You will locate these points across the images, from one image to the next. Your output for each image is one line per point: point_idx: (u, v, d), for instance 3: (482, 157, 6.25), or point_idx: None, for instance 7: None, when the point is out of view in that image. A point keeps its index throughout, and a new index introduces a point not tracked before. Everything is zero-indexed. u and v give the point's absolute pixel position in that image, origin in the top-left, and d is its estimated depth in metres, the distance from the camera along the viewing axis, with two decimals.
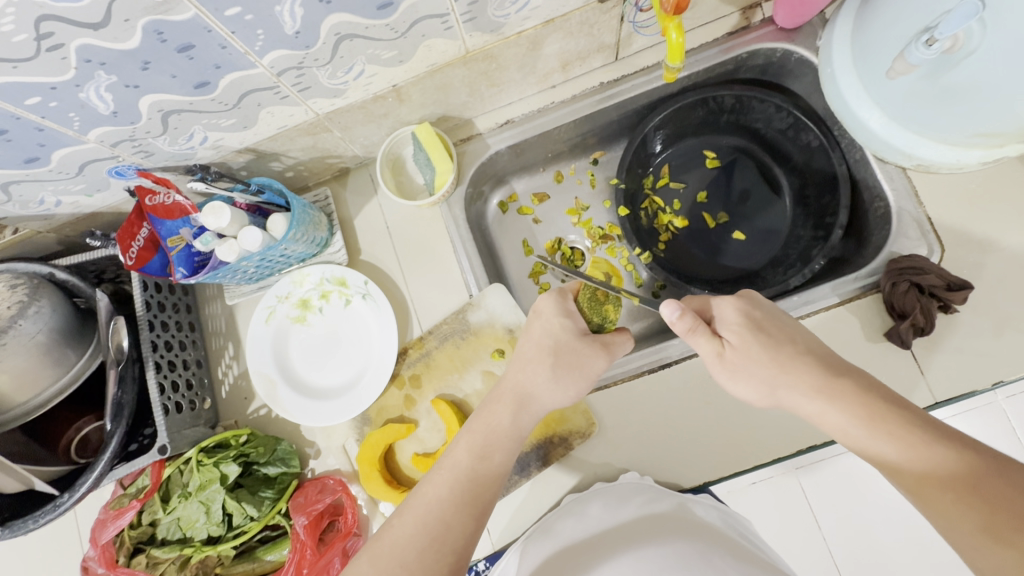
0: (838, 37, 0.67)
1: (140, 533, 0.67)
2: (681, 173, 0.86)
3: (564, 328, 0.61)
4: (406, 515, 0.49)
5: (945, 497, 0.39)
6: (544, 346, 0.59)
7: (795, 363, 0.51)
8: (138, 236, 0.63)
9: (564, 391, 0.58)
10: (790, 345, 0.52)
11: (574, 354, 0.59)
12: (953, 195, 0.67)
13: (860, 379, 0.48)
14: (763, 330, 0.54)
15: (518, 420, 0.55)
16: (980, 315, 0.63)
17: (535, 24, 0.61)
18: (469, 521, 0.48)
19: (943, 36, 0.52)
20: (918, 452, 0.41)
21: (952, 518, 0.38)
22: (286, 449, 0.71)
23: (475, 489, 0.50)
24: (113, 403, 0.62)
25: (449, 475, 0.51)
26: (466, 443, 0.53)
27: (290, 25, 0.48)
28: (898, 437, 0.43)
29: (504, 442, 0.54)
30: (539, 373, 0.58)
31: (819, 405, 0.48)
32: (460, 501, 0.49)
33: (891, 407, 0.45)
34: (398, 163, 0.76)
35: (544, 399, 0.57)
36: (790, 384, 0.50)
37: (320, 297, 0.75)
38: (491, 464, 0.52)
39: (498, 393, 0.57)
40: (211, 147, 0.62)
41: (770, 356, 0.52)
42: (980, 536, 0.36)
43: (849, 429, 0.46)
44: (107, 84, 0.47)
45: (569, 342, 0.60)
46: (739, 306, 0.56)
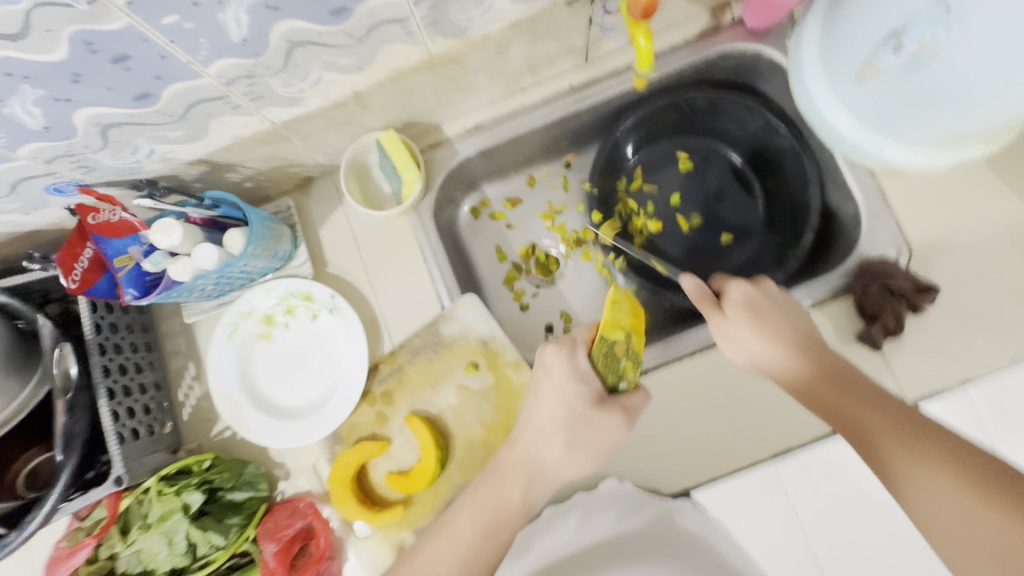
0: (807, 38, 0.66)
1: (97, 568, 0.63)
2: (654, 175, 0.85)
3: (579, 395, 0.55)
4: (426, 563, 0.50)
5: (888, 440, 0.42)
6: (556, 418, 0.55)
7: (780, 337, 0.53)
8: (82, 258, 0.59)
9: (577, 466, 0.55)
10: (780, 330, 0.53)
11: (588, 425, 0.54)
12: (919, 196, 0.67)
13: (829, 359, 0.51)
14: (759, 312, 0.55)
15: (527, 497, 0.53)
16: (948, 314, 0.64)
17: (501, 28, 0.59)
18: (497, 545, 0.51)
19: (910, 41, 0.53)
20: (864, 403, 0.45)
21: (895, 456, 0.42)
22: (253, 472, 0.67)
23: (475, 569, 0.49)
24: (63, 435, 0.59)
25: (451, 550, 0.50)
26: (471, 515, 0.52)
27: (236, 33, 0.45)
28: (852, 393, 0.47)
29: (511, 519, 0.52)
30: (550, 448, 0.54)
31: (796, 379, 0.50)
32: (483, 530, 0.51)
33: (851, 368, 0.49)
34: (363, 171, 0.73)
35: (555, 474, 0.54)
36: (777, 355, 0.52)
37: (285, 312, 0.72)
38: (499, 541, 0.51)
39: (504, 466, 0.54)
40: (159, 159, 0.58)
41: (764, 334, 0.53)
42: (926, 473, 0.40)
43: (811, 381, 0.49)
44: (34, 98, 0.44)
45: (583, 412, 0.54)
46: (745, 288, 0.57)
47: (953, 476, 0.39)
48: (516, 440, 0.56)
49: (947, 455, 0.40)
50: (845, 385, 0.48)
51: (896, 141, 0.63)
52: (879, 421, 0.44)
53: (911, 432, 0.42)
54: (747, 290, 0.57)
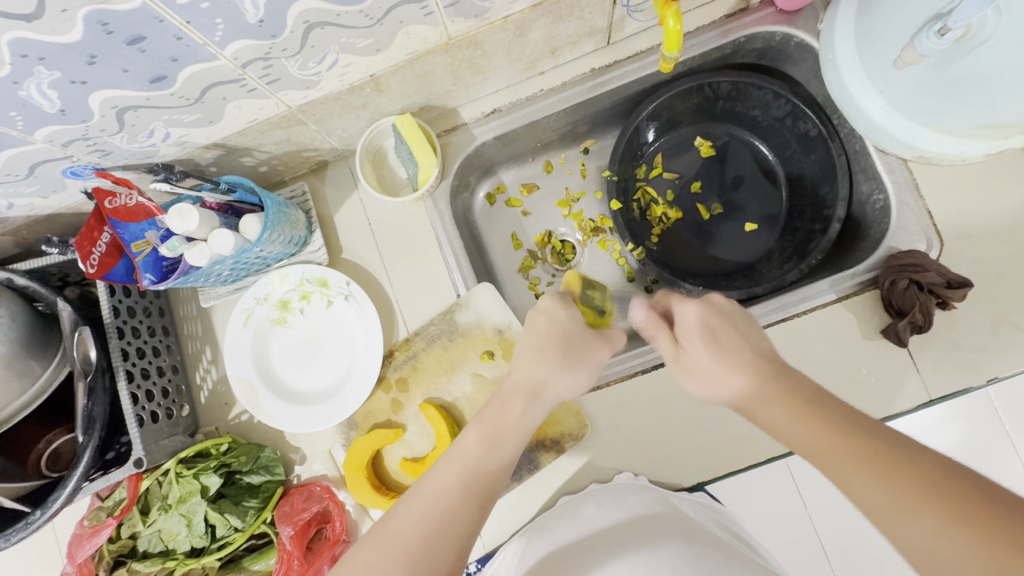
0: (840, 20, 0.62)
1: (120, 546, 0.65)
2: (674, 162, 0.83)
3: (569, 316, 0.61)
4: (413, 502, 0.45)
5: (865, 480, 0.34)
6: (552, 334, 0.59)
7: (741, 365, 0.47)
8: (100, 242, 0.59)
9: (577, 378, 0.57)
10: (738, 352, 0.48)
11: (582, 343, 0.59)
12: (953, 187, 0.65)
13: (791, 380, 0.44)
14: (716, 338, 0.50)
15: (529, 411, 0.53)
16: (978, 311, 0.62)
17: (522, 8, 0.57)
18: (474, 511, 0.45)
19: (957, 25, 0.52)
20: (819, 436, 0.38)
21: (872, 499, 0.33)
22: (270, 457, 0.68)
23: (481, 479, 0.46)
24: (84, 416, 0.59)
25: (458, 464, 0.47)
26: (477, 431, 0.50)
27: (253, 13, 0.43)
28: (815, 424, 0.39)
29: (515, 433, 0.51)
30: (550, 361, 0.56)
31: (746, 396, 0.45)
32: (467, 492, 0.46)
33: (812, 396, 0.41)
34: (378, 156, 0.72)
35: (556, 387, 0.56)
36: (724, 378, 0.47)
37: (300, 298, 0.72)
38: (502, 452, 0.49)
39: (510, 385, 0.55)
40: (175, 143, 0.58)
41: (716, 360, 0.49)
42: (897, 514, 0.32)
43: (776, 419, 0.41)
44: (50, 81, 0.43)
45: (575, 330, 0.60)
46: (700, 310, 0.54)
47: (904, 493, 0.32)
48: (513, 369, 0.57)
49: (925, 492, 0.32)
50: (806, 418, 0.39)
51: (928, 127, 0.58)
52: (847, 454, 0.36)
53: (880, 466, 0.34)
54: (698, 312, 0.54)
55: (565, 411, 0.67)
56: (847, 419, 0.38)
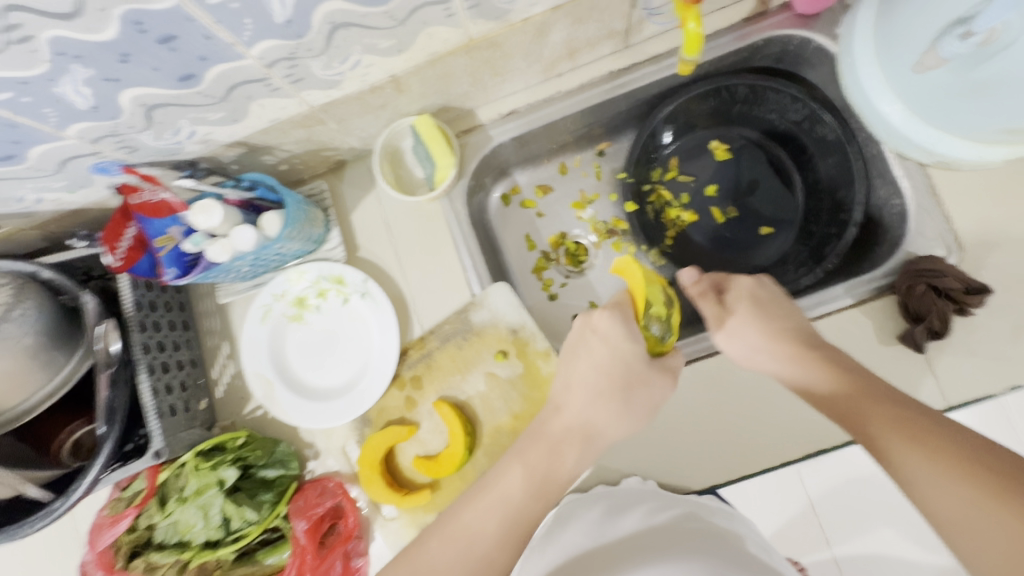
0: (861, 22, 0.61)
1: (137, 537, 0.65)
2: (689, 165, 0.83)
3: (636, 355, 0.56)
4: (445, 542, 0.48)
5: (904, 450, 0.40)
6: (615, 377, 0.56)
7: (782, 335, 0.55)
8: (125, 236, 0.60)
9: (628, 422, 0.56)
10: (783, 322, 0.56)
11: (643, 381, 0.56)
12: (972, 193, 0.64)
13: (830, 354, 0.51)
14: (762, 308, 0.58)
15: (581, 457, 0.54)
16: (997, 317, 0.61)
17: (542, 11, 0.58)
18: (512, 559, 0.48)
19: (982, 28, 0.53)
20: (877, 413, 0.43)
21: (910, 469, 0.39)
22: (285, 451, 0.69)
23: (523, 526, 0.49)
24: (104, 407, 0.59)
25: (501, 507, 0.49)
26: (522, 477, 0.51)
27: (280, 13, 0.44)
28: (866, 398, 0.45)
29: (561, 483, 0.52)
30: (607, 407, 0.55)
31: (787, 368, 0.53)
32: (507, 539, 0.48)
33: (866, 379, 0.47)
34: (396, 156, 0.73)
35: (607, 433, 0.56)
36: (771, 352, 0.55)
37: (317, 295, 0.73)
38: (548, 502, 0.50)
39: (557, 429, 0.55)
40: (199, 141, 0.59)
41: (763, 327, 0.56)
42: (933, 481, 0.37)
43: (841, 400, 0.47)
44: (84, 78, 0.44)
45: (639, 369, 0.56)
46: (750, 285, 0.61)
47: (932, 465, 0.38)
48: (565, 406, 0.57)
49: (961, 462, 0.37)
50: (860, 397, 0.46)
51: (953, 134, 0.57)
52: (888, 426, 0.42)
53: (923, 440, 0.40)
54: (749, 285, 0.61)
55: None
56: (890, 395, 0.45)
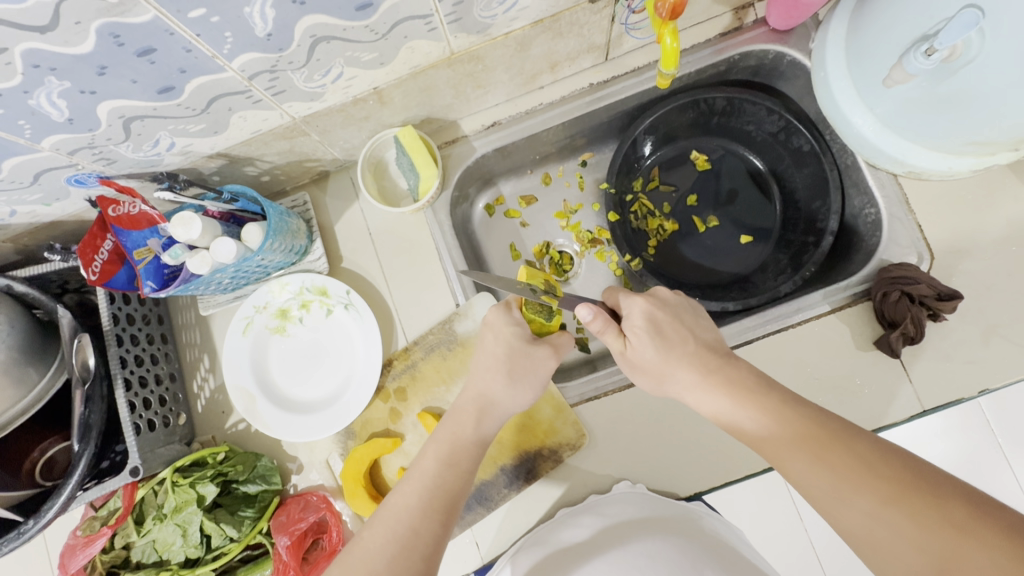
0: (833, 38, 0.65)
1: (113, 557, 0.64)
2: (670, 175, 0.85)
3: (516, 336, 0.59)
4: (376, 526, 0.46)
5: (800, 467, 0.40)
6: (499, 357, 0.57)
7: (682, 359, 0.50)
8: (102, 249, 0.59)
9: (523, 395, 0.57)
10: (681, 346, 0.51)
11: (527, 359, 0.58)
12: (943, 201, 0.66)
13: (736, 372, 0.48)
14: (662, 331, 0.52)
15: (482, 428, 0.54)
16: (969, 322, 0.63)
17: (523, 25, 0.59)
18: (438, 527, 0.46)
19: (943, 46, 0.52)
20: (779, 433, 0.42)
21: (808, 484, 0.39)
22: (267, 466, 0.68)
23: (443, 496, 0.48)
24: (80, 424, 0.59)
25: (418, 483, 0.49)
26: (433, 451, 0.51)
27: (262, 27, 0.45)
28: (764, 411, 0.44)
29: (470, 450, 0.52)
30: (495, 381, 0.56)
31: (699, 396, 0.49)
32: (426, 507, 0.47)
33: (763, 391, 0.45)
34: (380, 167, 0.73)
35: (505, 405, 0.56)
36: (675, 377, 0.50)
37: (300, 306, 0.72)
38: (461, 471, 0.50)
39: (459, 406, 0.56)
40: (179, 152, 0.58)
41: (662, 356, 0.51)
42: (833, 497, 0.38)
43: (759, 435, 0.44)
44: (60, 90, 0.44)
45: (522, 347, 0.58)
46: (646, 307, 0.53)
47: (827, 481, 0.38)
48: (465, 384, 0.57)
49: (856, 475, 0.37)
50: (768, 417, 0.44)
51: (919, 146, 0.62)
52: (785, 444, 0.41)
53: (819, 455, 0.39)
54: (646, 307, 0.53)
55: (563, 421, 0.67)
56: (790, 405, 0.44)
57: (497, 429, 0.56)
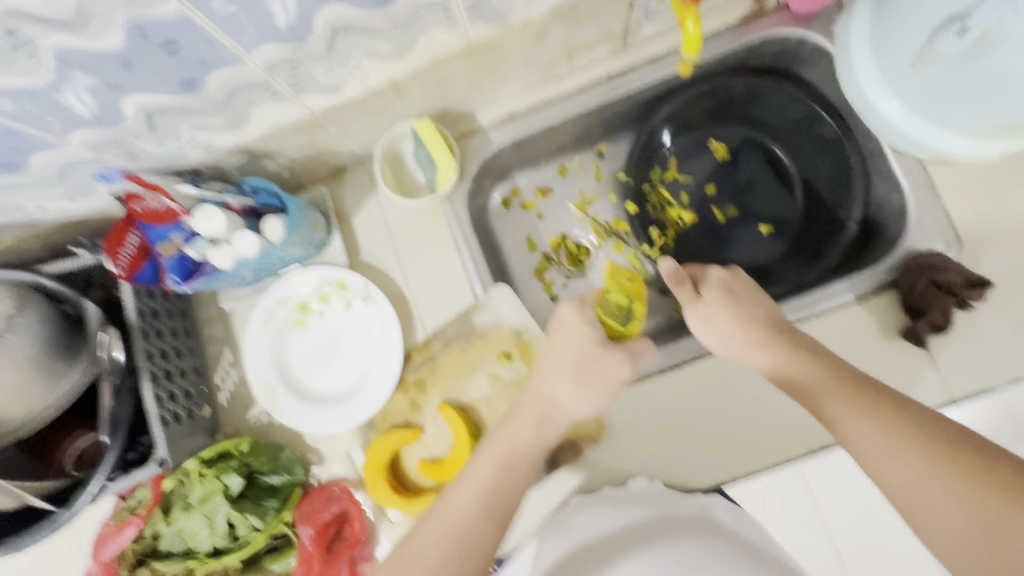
0: (856, 21, 0.63)
1: (143, 546, 0.65)
2: (688, 165, 0.83)
3: (587, 338, 0.57)
4: (430, 526, 0.48)
5: (835, 405, 0.46)
6: (566, 358, 0.57)
7: (753, 321, 0.55)
8: (128, 244, 0.60)
9: (588, 400, 0.56)
10: (752, 310, 0.57)
11: (597, 366, 0.56)
12: (971, 187, 0.65)
13: (796, 338, 0.53)
14: (734, 296, 0.58)
15: (542, 432, 0.54)
16: (998, 310, 0.61)
17: (541, 13, 0.58)
18: (494, 532, 0.48)
19: (977, 25, 0.52)
20: (818, 379, 0.49)
21: (840, 418, 0.45)
22: (289, 457, 0.68)
23: (498, 499, 0.49)
24: (109, 419, 0.61)
25: (474, 485, 0.50)
26: (491, 454, 0.52)
27: (282, 17, 0.45)
28: (811, 365, 0.50)
29: (528, 453, 0.53)
30: (562, 383, 0.56)
31: (757, 351, 0.54)
32: (483, 510, 0.48)
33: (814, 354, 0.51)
34: (397, 160, 0.73)
35: (566, 409, 0.56)
36: (742, 335, 0.56)
37: (320, 300, 0.72)
38: (518, 470, 0.51)
39: (521, 405, 0.56)
40: (201, 147, 0.59)
41: (733, 312, 0.57)
42: (863, 429, 0.44)
43: (795, 378, 0.50)
44: (86, 85, 0.44)
45: (592, 351, 0.57)
46: (723, 275, 0.61)
47: (859, 415, 0.44)
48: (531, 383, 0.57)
49: (886, 415, 0.43)
50: (823, 381, 0.48)
51: (946, 130, 0.59)
52: (825, 388, 0.48)
53: (855, 399, 0.45)
54: (722, 276, 0.61)
55: None
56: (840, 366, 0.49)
57: (555, 436, 0.56)
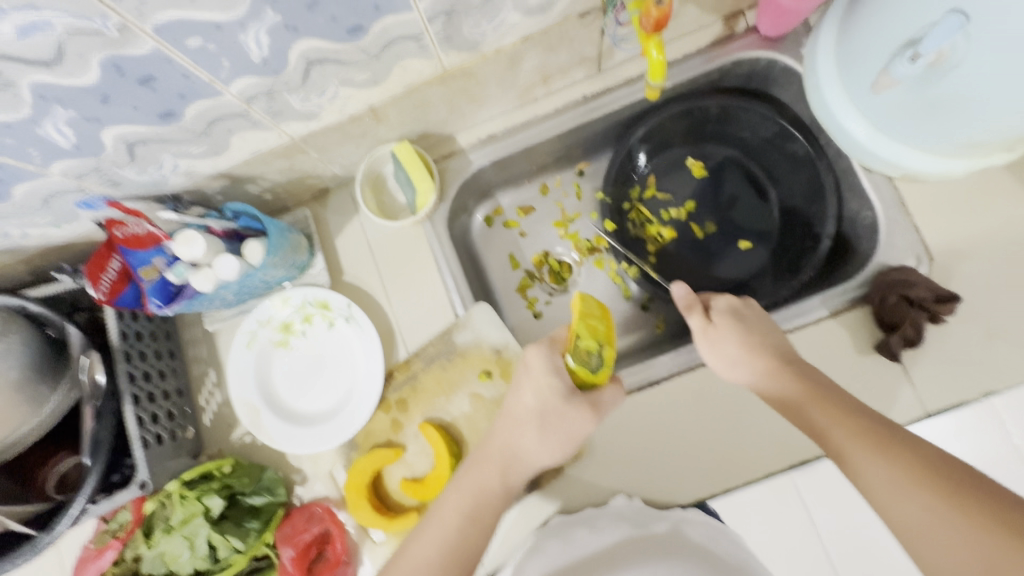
0: (823, 45, 0.66)
1: (124, 569, 0.65)
2: (667, 182, 0.85)
3: (552, 389, 0.57)
4: (422, 542, 0.52)
5: (861, 458, 0.42)
6: (529, 407, 0.57)
7: (762, 350, 0.54)
8: (109, 269, 0.61)
9: (549, 450, 0.57)
10: (763, 337, 0.55)
11: (559, 416, 0.56)
12: (940, 202, 0.66)
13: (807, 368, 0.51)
14: (744, 322, 0.57)
15: (505, 482, 0.55)
16: (970, 324, 0.62)
17: (513, 41, 0.60)
18: None
19: (928, 51, 0.51)
20: (830, 419, 0.46)
21: (868, 475, 0.41)
22: (272, 477, 0.69)
23: (461, 551, 0.50)
24: (91, 440, 0.62)
25: (443, 531, 0.52)
26: (456, 501, 0.53)
27: (257, 53, 0.46)
28: (830, 411, 0.46)
29: (493, 503, 0.54)
30: (525, 434, 0.56)
31: (767, 379, 0.52)
32: (450, 560, 0.50)
33: (824, 387, 0.49)
34: (378, 181, 0.74)
35: (529, 459, 0.57)
36: (748, 363, 0.54)
37: (302, 320, 0.73)
38: (482, 523, 0.53)
39: (486, 450, 0.57)
40: (183, 173, 0.60)
41: (744, 341, 0.55)
42: (892, 487, 0.40)
43: (797, 408, 0.49)
44: (66, 119, 0.46)
45: (555, 405, 0.56)
46: (731, 300, 0.60)
47: (890, 471, 0.40)
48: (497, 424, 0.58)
49: (916, 471, 0.40)
50: (839, 422, 0.45)
51: (909, 147, 0.62)
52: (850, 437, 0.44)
53: (883, 450, 0.42)
54: (733, 302, 0.60)
55: None
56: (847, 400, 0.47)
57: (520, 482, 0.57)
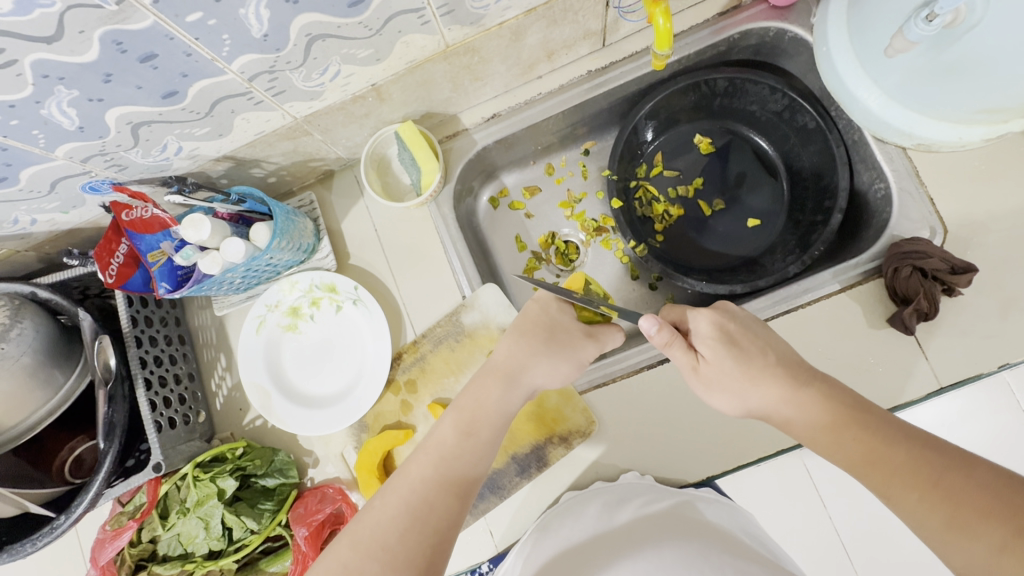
0: (834, 9, 0.62)
1: (141, 550, 0.66)
2: (674, 160, 0.84)
3: (563, 311, 0.62)
4: (390, 496, 0.46)
5: (909, 496, 0.38)
6: (540, 324, 0.60)
7: (767, 373, 0.49)
8: (118, 253, 0.61)
9: (557, 368, 0.58)
10: (761, 359, 0.50)
11: (563, 334, 0.60)
12: (955, 172, 0.65)
13: (826, 387, 0.47)
14: (736, 344, 0.52)
15: (508, 394, 0.54)
16: (985, 296, 0.61)
17: (516, 14, 0.59)
18: (454, 500, 0.46)
19: (944, 10, 0.53)
20: (867, 453, 0.41)
21: (917, 516, 0.37)
22: (284, 459, 0.70)
23: (454, 468, 0.48)
24: (104, 423, 0.61)
25: (433, 452, 0.49)
26: (452, 420, 0.52)
27: (258, 28, 0.46)
28: (864, 440, 0.42)
29: (490, 420, 0.52)
30: (532, 346, 0.58)
31: (788, 413, 0.48)
32: (443, 481, 0.47)
33: (856, 413, 0.44)
34: (383, 163, 0.74)
35: (534, 373, 0.57)
36: (760, 395, 0.49)
37: (310, 304, 0.73)
38: (477, 440, 0.51)
39: (489, 367, 0.56)
40: (187, 156, 0.60)
41: (742, 369, 0.50)
42: (944, 531, 0.35)
43: (831, 444, 0.44)
44: (69, 99, 0.45)
45: (563, 323, 0.61)
46: (713, 318, 0.53)
47: (940, 513, 0.36)
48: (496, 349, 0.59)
49: (971, 503, 0.35)
50: (878, 457, 0.41)
51: (929, 117, 0.57)
52: (890, 472, 0.39)
53: (930, 486, 0.37)
54: (714, 317, 0.54)
55: (573, 409, 0.67)
56: (887, 426, 0.42)
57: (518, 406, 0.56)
